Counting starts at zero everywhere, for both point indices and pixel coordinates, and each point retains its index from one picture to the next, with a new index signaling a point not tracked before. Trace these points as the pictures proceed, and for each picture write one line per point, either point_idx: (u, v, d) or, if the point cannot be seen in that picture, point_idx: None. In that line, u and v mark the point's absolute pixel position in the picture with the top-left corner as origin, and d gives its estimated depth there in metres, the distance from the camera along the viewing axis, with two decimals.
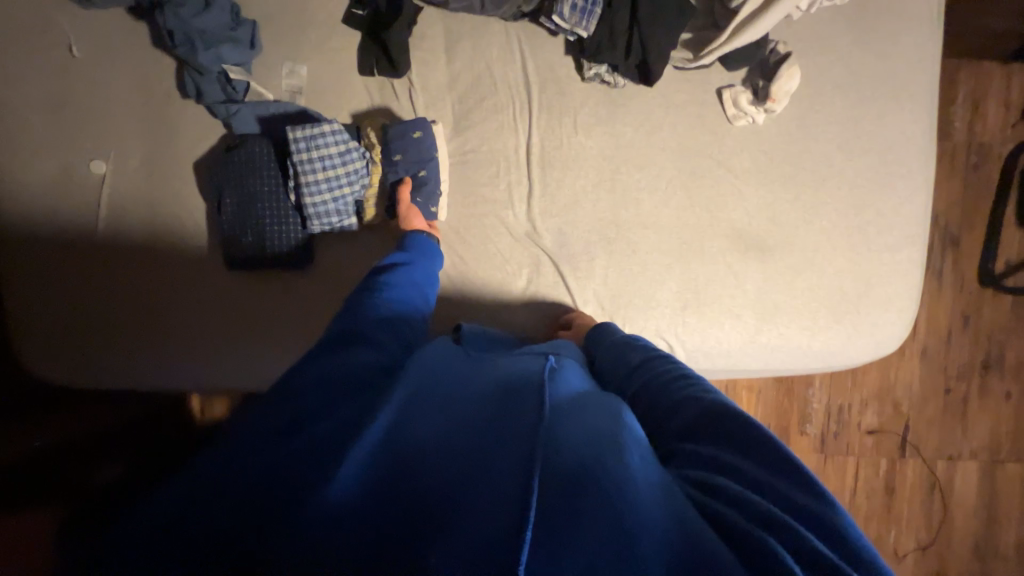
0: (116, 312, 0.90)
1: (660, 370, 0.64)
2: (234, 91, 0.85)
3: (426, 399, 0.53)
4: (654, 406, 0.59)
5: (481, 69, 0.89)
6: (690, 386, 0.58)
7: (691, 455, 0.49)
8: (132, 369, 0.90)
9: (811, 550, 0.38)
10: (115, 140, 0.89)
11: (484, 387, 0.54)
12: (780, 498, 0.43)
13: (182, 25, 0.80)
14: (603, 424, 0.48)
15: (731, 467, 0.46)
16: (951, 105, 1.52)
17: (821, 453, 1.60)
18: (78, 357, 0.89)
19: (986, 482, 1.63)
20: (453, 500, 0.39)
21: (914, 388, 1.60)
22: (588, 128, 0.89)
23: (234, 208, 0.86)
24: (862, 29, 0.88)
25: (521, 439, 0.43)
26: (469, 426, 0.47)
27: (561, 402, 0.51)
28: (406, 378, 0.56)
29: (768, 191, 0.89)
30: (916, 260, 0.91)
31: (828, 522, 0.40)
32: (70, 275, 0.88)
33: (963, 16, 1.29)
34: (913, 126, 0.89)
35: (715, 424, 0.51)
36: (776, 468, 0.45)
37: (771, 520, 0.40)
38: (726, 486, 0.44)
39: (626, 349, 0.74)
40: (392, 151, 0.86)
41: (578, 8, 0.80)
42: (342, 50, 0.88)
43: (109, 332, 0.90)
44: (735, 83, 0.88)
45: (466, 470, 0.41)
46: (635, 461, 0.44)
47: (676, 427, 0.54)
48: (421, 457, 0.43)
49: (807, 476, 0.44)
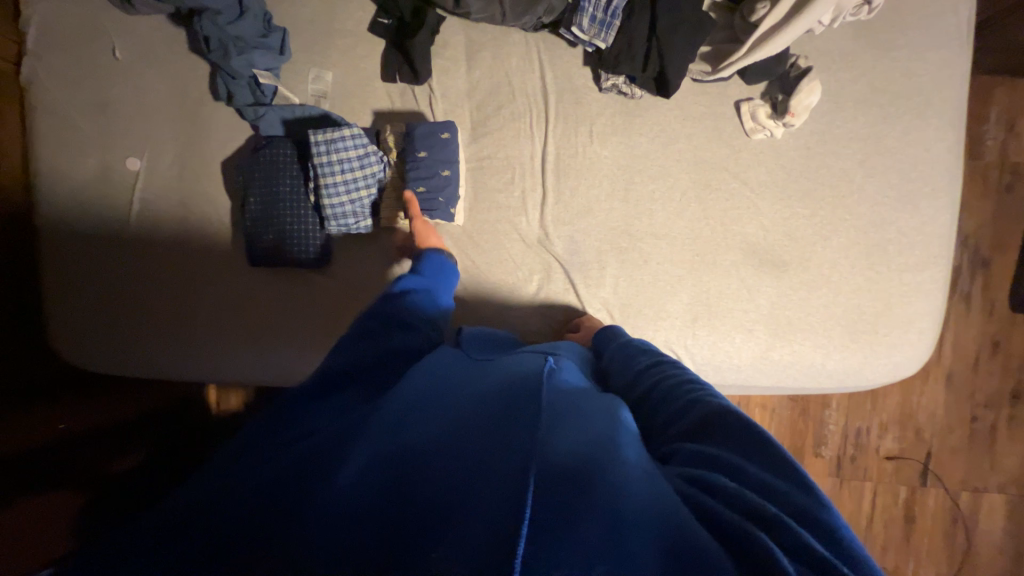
0: (142, 304, 0.93)
1: (665, 375, 0.64)
2: (263, 95, 0.89)
3: (429, 397, 0.54)
4: (657, 411, 0.59)
5: (500, 78, 0.91)
6: (694, 391, 0.58)
7: (692, 455, 0.49)
8: (155, 358, 0.94)
9: (809, 551, 0.37)
10: (149, 139, 0.93)
11: (484, 387, 0.55)
12: (778, 498, 0.42)
13: (217, 32, 0.84)
14: (599, 423, 0.49)
15: (733, 467, 0.45)
16: (983, 124, 1.47)
17: (836, 477, 1.56)
18: (105, 346, 0.93)
19: (1014, 517, 1.55)
20: (452, 492, 0.40)
21: (937, 414, 1.54)
22: (604, 138, 0.90)
23: (257, 206, 0.89)
24: (887, 45, 0.86)
25: (518, 435, 0.44)
26: (469, 421, 0.48)
27: (561, 403, 0.51)
28: (410, 378, 0.58)
29: (785, 206, 0.88)
30: (940, 281, 0.88)
31: (825, 526, 0.40)
32: (102, 267, 0.93)
33: (997, 33, 1.26)
34: (940, 143, 0.87)
35: (717, 428, 0.50)
36: (776, 471, 0.45)
37: (769, 519, 0.40)
38: (725, 483, 0.44)
39: (631, 353, 0.74)
40: (415, 147, 0.87)
41: (597, 20, 0.82)
42: (366, 58, 0.91)
43: (135, 324, 0.94)
44: (754, 96, 0.88)
45: (464, 464, 0.42)
46: (629, 459, 0.44)
47: (678, 431, 0.54)
48: (421, 455, 0.44)
49: (806, 481, 0.44)
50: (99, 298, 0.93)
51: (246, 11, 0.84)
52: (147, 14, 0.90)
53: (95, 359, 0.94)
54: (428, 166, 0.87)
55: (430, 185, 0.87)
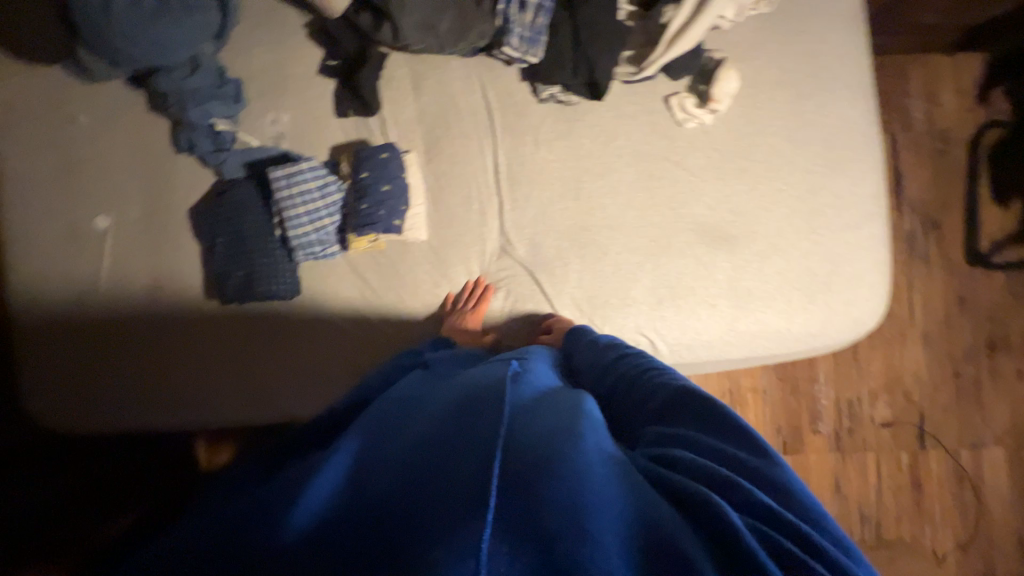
0: (124, 362, 0.94)
1: (634, 365, 0.70)
2: (222, 141, 0.93)
3: (406, 415, 0.57)
4: (628, 397, 0.65)
5: (445, 102, 0.97)
6: (659, 379, 0.64)
7: (660, 433, 0.55)
8: (137, 416, 0.94)
9: (758, 502, 0.43)
10: (115, 198, 0.96)
11: (452, 396, 0.58)
12: (731, 462, 0.48)
13: (173, 88, 0.90)
14: (562, 412, 0.52)
15: (692, 439, 0.52)
16: (907, 97, 1.60)
17: (838, 451, 1.57)
18: (91, 412, 0.94)
19: (1015, 467, 1.59)
20: (425, 491, 0.42)
21: (921, 375, 1.59)
22: (549, 144, 0.95)
23: (226, 247, 0.92)
24: (792, 31, 0.95)
25: (484, 432, 0.46)
26: (438, 427, 0.50)
27: (523, 402, 0.54)
28: (389, 402, 0.62)
29: (726, 184, 0.94)
30: (881, 238, 0.94)
31: (774, 482, 0.46)
32: (77, 329, 0.94)
33: (897, 19, 1.40)
34: (854, 112, 0.95)
35: (681, 409, 0.57)
36: (730, 437, 0.51)
37: (725, 483, 0.45)
38: (686, 456, 0.49)
39: (599, 351, 0.78)
40: (358, 169, 0.91)
41: (526, 38, 0.87)
42: (317, 98, 0.97)
43: (119, 382, 0.94)
44: (680, 90, 0.95)
45: (430, 466, 0.45)
46: (590, 441, 0.46)
47: (648, 415, 0.60)
48: (392, 468, 0.46)
49: (758, 442, 0.50)
50: (77, 361, 0.94)
51: (201, 66, 0.91)
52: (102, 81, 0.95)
53: (84, 426, 0.94)
54: (369, 184, 0.90)
55: (372, 199, 0.89)
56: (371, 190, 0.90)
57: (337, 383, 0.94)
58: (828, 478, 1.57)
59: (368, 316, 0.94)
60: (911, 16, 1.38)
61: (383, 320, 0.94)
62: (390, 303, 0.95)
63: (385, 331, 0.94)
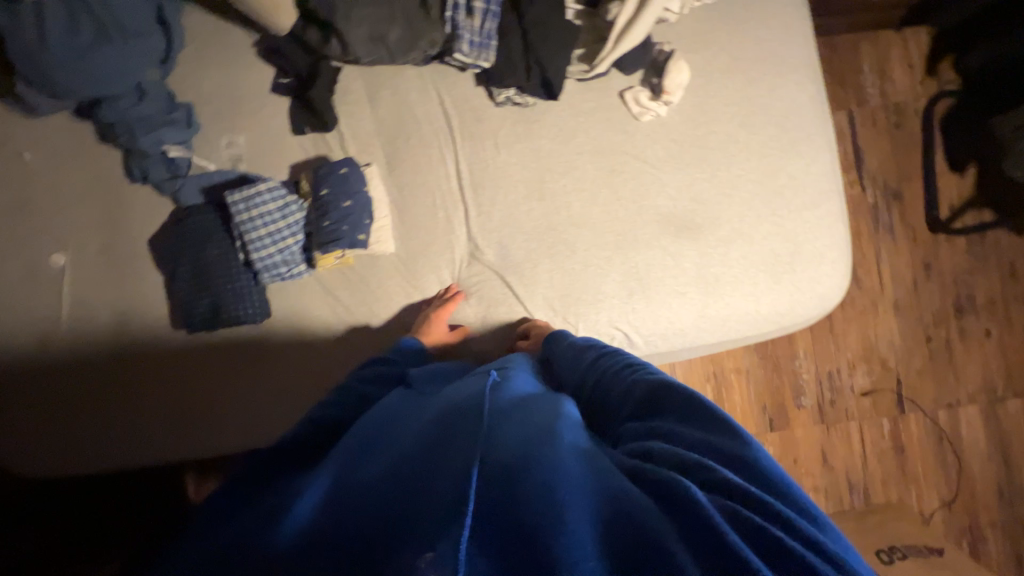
0: (98, 401, 0.92)
1: (613, 363, 0.71)
2: (178, 168, 0.91)
3: (392, 433, 0.59)
4: (609, 395, 0.66)
5: (403, 112, 0.96)
6: (633, 373, 0.65)
7: (639, 430, 0.57)
8: (117, 454, 0.93)
9: (728, 483, 0.45)
10: (71, 234, 0.94)
11: (437, 412, 0.60)
12: (704, 448, 0.50)
13: (122, 118, 0.88)
14: (538, 416, 0.54)
15: (667, 432, 0.54)
16: (860, 74, 1.65)
17: (822, 423, 1.61)
18: (70, 457, 0.92)
19: (990, 423, 1.65)
20: (408, 501, 0.45)
21: (895, 342, 1.64)
22: (509, 147, 0.96)
23: (190, 275, 0.90)
24: (738, 18, 0.97)
25: (464, 443, 0.49)
26: (422, 442, 0.53)
27: (503, 410, 0.56)
28: (375, 419, 0.64)
29: (686, 174, 0.95)
30: (839, 214, 0.96)
31: (745, 462, 0.47)
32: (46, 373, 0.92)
33: None
34: (804, 94, 0.97)
35: (658, 402, 0.58)
36: (703, 424, 0.52)
37: (696, 469, 0.47)
38: (660, 449, 0.51)
39: (576, 351, 0.80)
40: (318, 187, 0.90)
41: (475, 44, 0.87)
42: (272, 116, 0.96)
43: (95, 422, 0.92)
44: (634, 84, 0.96)
45: (414, 481, 0.47)
46: (566, 443, 0.49)
47: (628, 412, 0.61)
48: (376, 486, 0.48)
49: (730, 424, 0.51)
50: (47, 406, 0.91)
51: (147, 94, 0.88)
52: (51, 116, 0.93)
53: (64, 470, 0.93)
54: (330, 201, 0.89)
55: (334, 216, 0.89)
56: (332, 207, 0.89)
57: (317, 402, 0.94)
58: (815, 451, 1.61)
59: (343, 333, 0.94)
60: None
61: (358, 336, 0.94)
62: (364, 318, 0.94)
63: (362, 347, 0.94)
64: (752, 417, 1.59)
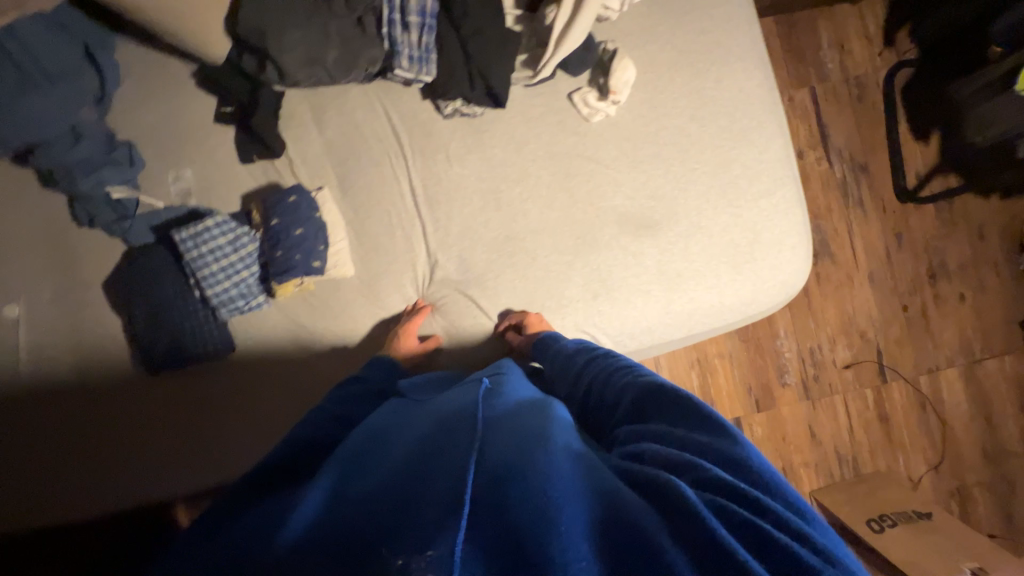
0: (78, 441, 0.91)
1: (605, 365, 0.72)
2: (125, 208, 0.88)
3: (384, 445, 0.59)
4: (602, 399, 0.68)
5: (351, 132, 0.95)
6: (627, 376, 0.67)
7: (633, 432, 0.59)
8: (98, 495, 0.91)
9: (716, 478, 0.46)
10: (23, 283, 0.91)
11: (430, 423, 0.60)
12: (695, 446, 0.51)
13: (60, 163, 0.85)
14: (529, 421, 0.55)
15: (659, 432, 0.55)
16: (819, 50, 1.65)
17: (807, 399, 1.63)
18: (55, 500, 0.90)
19: (970, 385, 1.67)
20: (400, 508, 0.44)
21: (872, 314, 1.65)
22: (461, 159, 0.95)
23: (147, 316, 0.88)
24: (680, 11, 0.96)
25: (457, 446, 0.49)
26: (413, 453, 0.52)
27: (495, 417, 0.57)
28: (368, 431, 0.63)
29: (641, 171, 0.95)
30: (795, 201, 0.97)
31: (733, 458, 0.49)
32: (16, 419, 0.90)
33: None
34: (752, 82, 0.97)
35: (652, 404, 0.60)
36: (694, 423, 0.54)
37: (687, 465, 0.48)
38: (651, 449, 0.52)
39: (567, 356, 0.80)
40: (269, 216, 0.89)
41: (415, 58, 0.86)
42: (218, 147, 0.93)
43: (76, 463, 0.91)
44: (581, 85, 0.96)
45: (409, 486, 0.47)
46: (559, 444, 0.50)
47: (621, 414, 0.63)
48: (369, 493, 0.47)
49: (720, 424, 0.53)
50: (25, 450, 0.90)
51: (82, 136, 0.86)
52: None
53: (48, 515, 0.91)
54: (281, 230, 0.88)
55: (286, 245, 0.88)
56: (283, 237, 0.88)
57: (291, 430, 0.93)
58: (802, 427, 1.62)
59: (310, 359, 0.93)
60: None
61: (325, 362, 0.93)
62: (331, 343, 0.94)
63: (331, 371, 0.93)
64: (738, 399, 1.60)
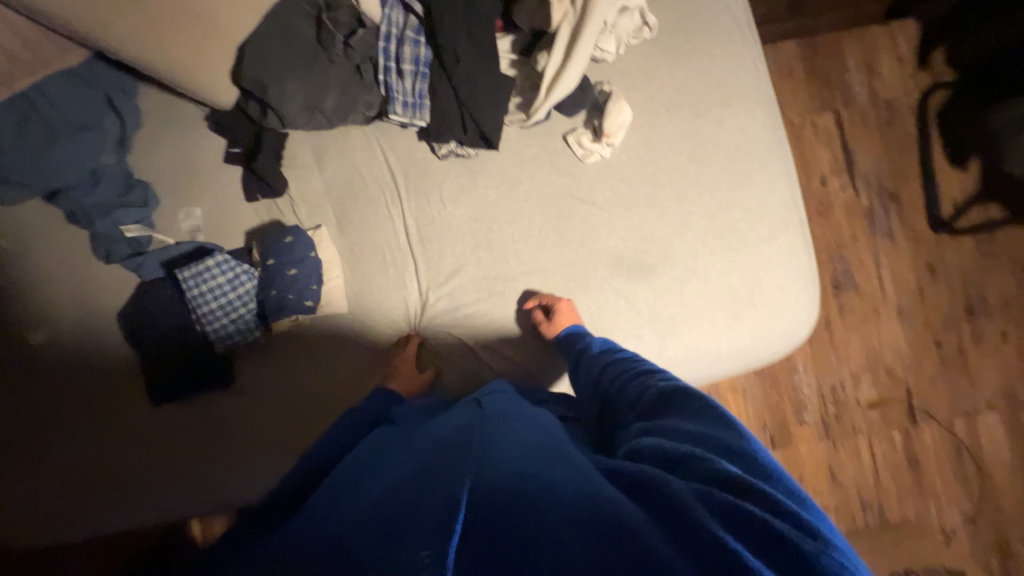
0: (101, 455, 0.95)
1: (622, 365, 0.71)
2: (140, 245, 0.94)
3: (380, 469, 0.60)
4: (617, 394, 0.67)
5: (350, 172, 0.98)
6: (644, 377, 0.65)
7: (641, 426, 0.57)
8: (117, 513, 0.94)
9: (720, 472, 0.44)
10: (48, 312, 0.96)
11: (426, 445, 0.61)
12: (703, 439, 0.50)
13: (81, 204, 0.92)
14: (526, 440, 0.56)
15: (668, 427, 0.54)
16: (845, 71, 1.57)
17: (827, 439, 1.52)
18: (81, 515, 0.94)
19: (1015, 431, 1.52)
20: (399, 520, 0.45)
21: (901, 351, 1.54)
22: (455, 199, 0.96)
23: (155, 348, 0.92)
24: (681, 51, 0.95)
25: (450, 471, 0.50)
26: (405, 476, 0.54)
27: (489, 436, 0.58)
28: (366, 457, 0.65)
29: (635, 213, 0.93)
30: (798, 246, 0.93)
31: (741, 453, 0.47)
32: (46, 433, 0.94)
33: None
34: (756, 122, 0.94)
35: (668, 401, 0.58)
36: (705, 417, 0.53)
37: (691, 460, 0.47)
38: (656, 444, 0.51)
39: (586, 358, 0.78)
40: (268, 256, 0.92)
41: (409, 104, 0.89)
42: (226, 185, 0.98)
43: (100, 478, 0.95)
44: (577, 126, 0.95)
45: (401, 504, 0.48)
46: (552, 462, 0.50)
47: (634, 410, 0.61)
48: (362, 512, 0.48)
49: (730, 419, 0.52)
50: (52, 468, 0.94)
51: (102, 179, 0.92)
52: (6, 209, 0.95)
53: (76, 528, 0.95)
54: (276, 271, 0.91)
55: (280, 285, 0.91)
56: (278, 277, 0.91)
57: (288, 461, 0.95)
58: (821, 468, 1.52)
59: (305, 391, 0.95)
60: None
61: (321, 395, 0.95)
62: (322, 377, 0.96)
63: (322, 404, 0.95)
64: None
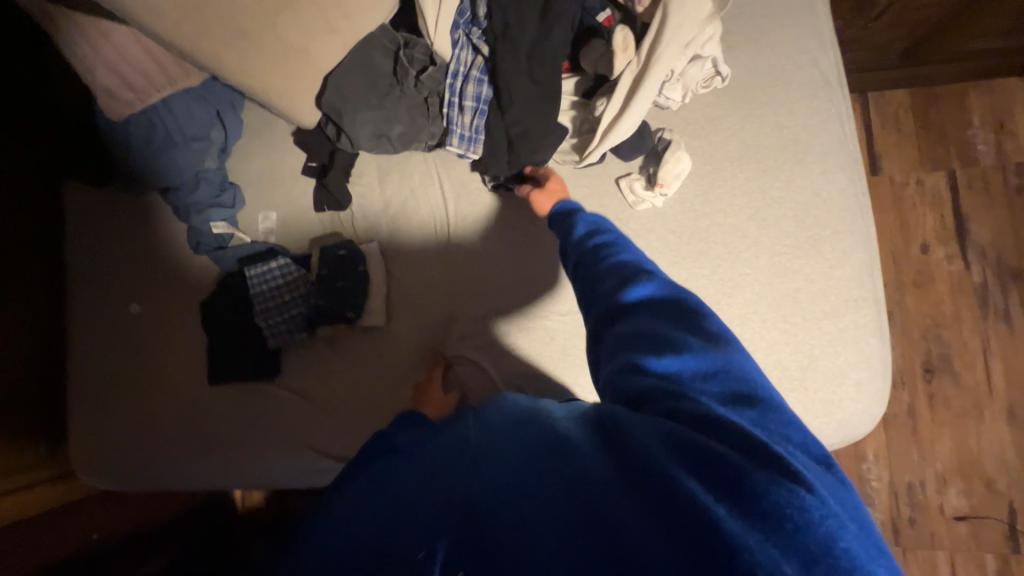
0: (163, 424, 1.04)
1: (620, 256, 0.69)
2: (223, 241, 1.06)
3: (392, 473, 0.65)
4: (613, 278, 0.66)
5: (408, 194, 1.04)
6: (640, 282, 0.63)
7: (633, 330, 0.59)
8: (171, 473, 1.03)
9: (698, 418, 0.48)
10: (145, 288, 1.10)
11: (432, 446, 0.65)
12: (689, 360, 0.53)
13: (181, 202, 1.04)
14: (524, 413, 0.62)
15: (659, 339, 0.56)
16: (967, 127, 1.38)
17: (897, 547, 1.28)
18: (141, 472, 1.04)
19: None
20: (408, 534, 0.50)
21: (1009, 461, 1.27)
22: (499, 232, 1.02)
23: (223, 333, 1.04)
24: (755, 105, 0.90)
25: (449, 475, 0.55)
26: (413, 488, 0.57)
27: (488, 426, 0.61)
28: (382, 460, 0.70)
29: (681, 267, 0.88)
30: (870, 327, 0.83)
31: (721, 377, 0.52)
32: (124, 394, 1.06)
33: (940, 45, 1.22)
34: (831, 185, 0.87)
35: (665, 305, 0.59)
36: (695, 331, 0.56)
37: (675, 402, 0.51)
38: (647, 377, 0.54)
39: (579, 248, 0.75)
40: (321, 265, 1.00)
41: (466, 138, 0.93)
42: (300, 195, 1.08)
43: (159, 441, 1.04)
44: (631, 171, 0.93)
45: (409, 517, 0.53)
46: (541, 443, 0.54)
47: (629, 307, 0.61)
48: (376, 533, 0.54)
49: (719, 334, 0.55)
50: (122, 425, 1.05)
51: (202, 181, 1.04)
52: (129, 196, 1.12)
53: (137, 482, 1.05)
54: (329, 280, 0.99)
55: (330, 293, 0.99)
56: (328, 288, 0.99)
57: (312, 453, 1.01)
58: None
59: (338, 393, 1.01)
60: (955, 39, 1.20)
61: (355, 397, 1.01)
62: (355, 382, 1.01)
63: (351, 406, 1.01)
64: None
